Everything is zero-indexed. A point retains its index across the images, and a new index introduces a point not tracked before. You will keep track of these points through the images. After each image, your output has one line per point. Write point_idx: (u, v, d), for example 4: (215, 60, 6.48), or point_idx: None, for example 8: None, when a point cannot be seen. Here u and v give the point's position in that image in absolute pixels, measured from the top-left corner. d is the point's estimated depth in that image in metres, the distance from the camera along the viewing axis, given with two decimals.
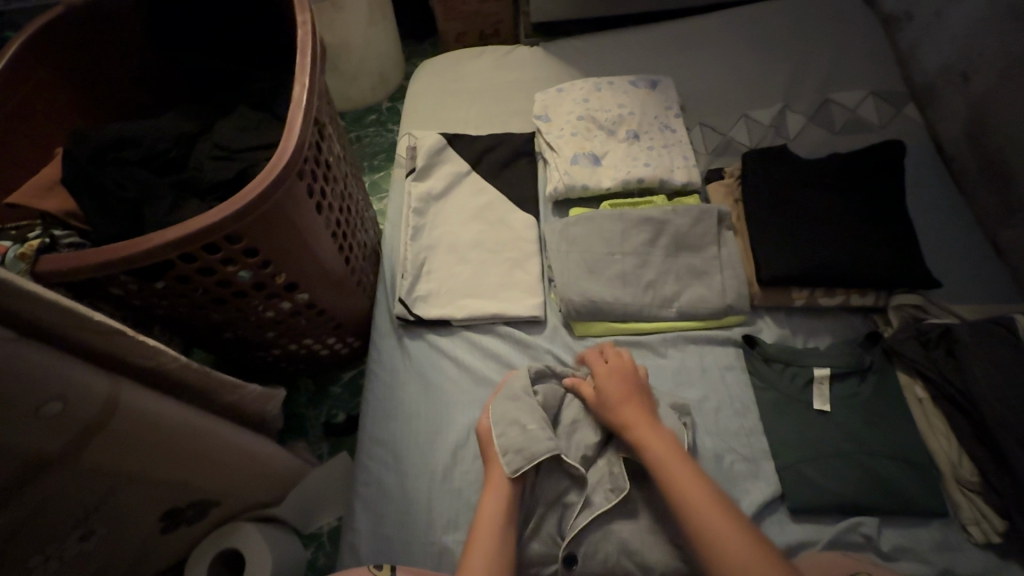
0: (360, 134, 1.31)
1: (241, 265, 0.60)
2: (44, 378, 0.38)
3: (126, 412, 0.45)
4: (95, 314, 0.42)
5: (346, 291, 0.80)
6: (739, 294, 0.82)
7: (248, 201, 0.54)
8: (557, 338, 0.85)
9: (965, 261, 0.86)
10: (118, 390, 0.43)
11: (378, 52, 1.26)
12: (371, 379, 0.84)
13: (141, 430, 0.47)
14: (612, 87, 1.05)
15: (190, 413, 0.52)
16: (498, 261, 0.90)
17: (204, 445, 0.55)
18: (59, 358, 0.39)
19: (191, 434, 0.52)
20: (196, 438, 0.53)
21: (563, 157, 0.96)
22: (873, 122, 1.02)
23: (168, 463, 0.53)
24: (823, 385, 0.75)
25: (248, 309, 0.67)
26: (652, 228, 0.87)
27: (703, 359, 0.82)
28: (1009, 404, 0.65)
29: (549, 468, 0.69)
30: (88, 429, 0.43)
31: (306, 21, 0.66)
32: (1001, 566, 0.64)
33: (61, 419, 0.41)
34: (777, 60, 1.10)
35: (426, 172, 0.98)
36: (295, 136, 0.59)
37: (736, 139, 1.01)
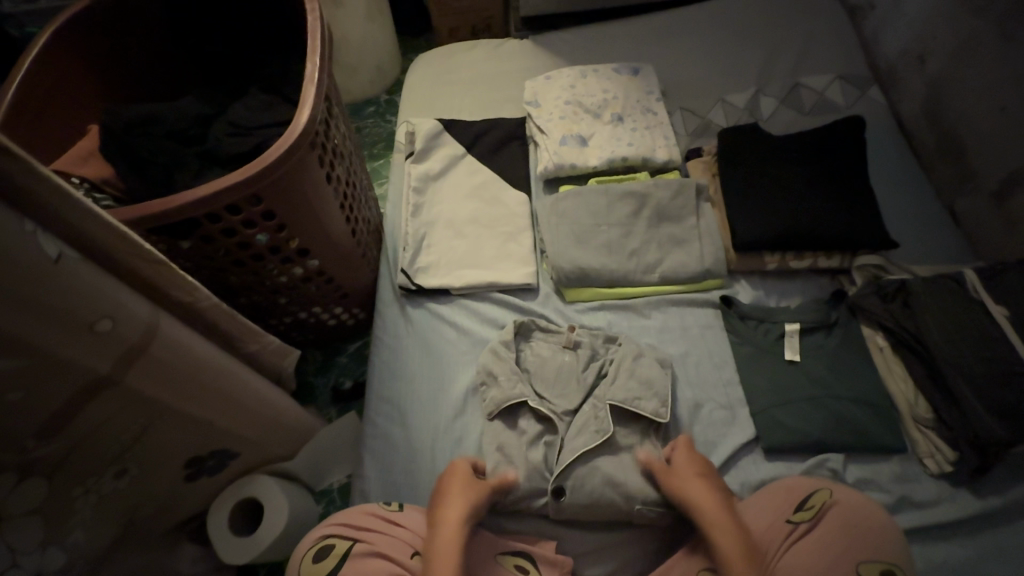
0: (360, 125, 1.37)
1: (258, 227, 0.66)
2: (97, 295, 0.44)
3: (165, 340, 0.50)
4: (137, 245, 0.48)
5: (353, 262, 0.87)
6: (716, 259, 0.89)
7: (265, 165, 0.60)
8: (549, 303, 0.91)
9: (925, 227, 0.94)
10: (157, 318, 0.49)
11: (375, 47, 1.32)
12: (375, 344, 0.90)
13: (177, 361, 0.53)
14: (597, 74, 1.12)
15: (217, 352, 0.57)
16: (493, 235, 0.96)
17: (229, 386, 0.60)
18: (110, 281, 0.45)
19: (218, 373, 0.58)
20: (221, 377, 0.59)
21: (552, 139, 1.03)
22: (840, 104, 1.09)
23: (198, 402, 0.59)
24: (793, 338, 0.82)
25: (263, 273, 0.73)
26: (635, 201, 0.93)
27: (684, 320, 0.88)
28: (955, 345, 0.72)
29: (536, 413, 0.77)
30: (133, 353, 0.49)
31: (315, 7, 0.72)
32: (952, 492, 0.71)
33: (111, 338, 0.46)
34: (751, 47, 1.18)
35: (424, 155, 1.05)
36: (308, 108, 0.65)
37: (713, 121, 1.09)
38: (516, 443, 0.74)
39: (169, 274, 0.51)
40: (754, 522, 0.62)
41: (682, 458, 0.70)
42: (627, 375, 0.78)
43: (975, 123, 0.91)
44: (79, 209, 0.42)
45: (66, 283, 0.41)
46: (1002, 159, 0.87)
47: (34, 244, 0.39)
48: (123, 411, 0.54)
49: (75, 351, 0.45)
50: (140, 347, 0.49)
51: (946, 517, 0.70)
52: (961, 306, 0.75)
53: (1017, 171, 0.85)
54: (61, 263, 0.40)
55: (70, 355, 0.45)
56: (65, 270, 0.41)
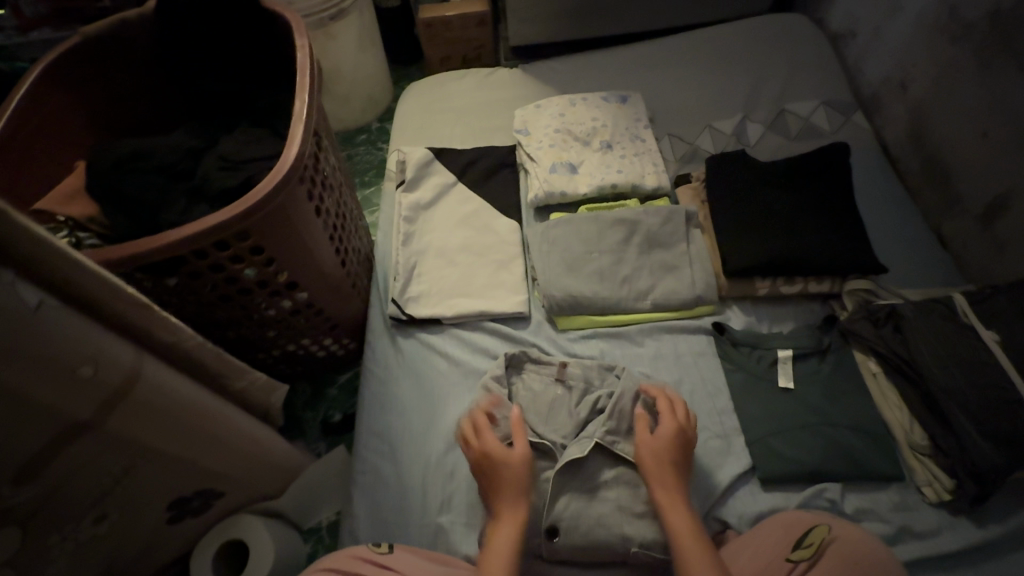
0: (351, 153, 1.38)
1: (246, 262, 0.66)
2: (81, 343, 0.43)
3: (148, 383, 0.49)
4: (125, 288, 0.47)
5: (342, 293, 0.86)
6: (707, 285, 0.89)
7: (256, 200, 0.60)
8: (541, 332, 0.91)
9: (914, 250, 0.94)
10: (138, 361, 0.48)
11: (366, 76, 1.34)
12: (365, 375, 0.89)
13: (160, 403, 0.51)
14: (586, 102, 1.13)
15: (201, 393, 0.56)
16: (485, 263, 0.96)
17: (213, 428, 0.59)
18: (93, 327, 0.44)
19: (202, 415, 0.56)
20: (206, 420, 0.57)
21: (543, 166, 1.04)
22: (825, 129, 1.11)
23: (182, 443, 0.57)
24: (786, 364, 0.82)
25: (251, 307, 0.72)
26: (626, 228, 0.94)
27: (676, 347, 0.88)
28: (948, 370, 0.72)
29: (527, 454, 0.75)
30: (113, 397, 0.47)
31: (307, 44, 0.73)
32: (952, 521, 0.70)
33: (92, 383, 0.45)
34: (736, 73, 1.20)
35: (414, 184, 1.05)
36: (297, 144, 0.65)
37: (701, 147, 1.11)
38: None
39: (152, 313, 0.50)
40: (755, 562, 0.61)
41: (659, 491, 0.66)
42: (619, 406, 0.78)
43: (957, 147, 0.93)
44: (60, 253, 0.41)
45: (48, 331, 0.40)
46: (986, 182, 0.88)
47: (14, 294, 0.38)
48: (104, 453, 0.52)
49: (56, 400, 0.44)
50: (121, 391, 0.48)
51: (947, 548, 0.68)
52: (952, 331, 0.75)
53: (1000, 194, 0.86)
54: (42, 311, 0.40)
55: (49, 400, 0.44)
56: (46, 318, 0.40)
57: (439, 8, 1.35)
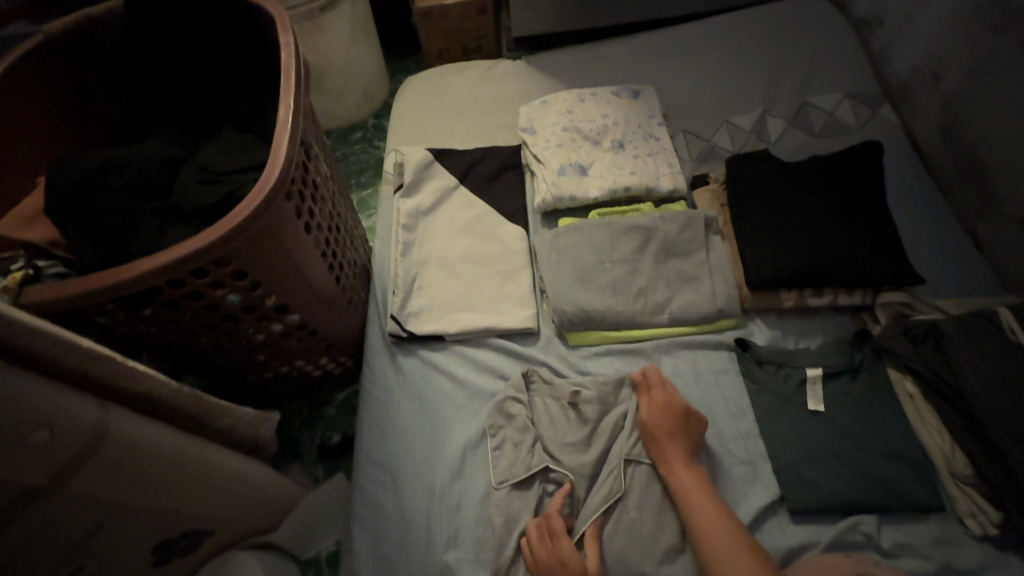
0: (347, 152, 1.31)
1: (229, 288, 0.60)
2: (32, 405, 0.38)
3: (118, 439, 0.45)
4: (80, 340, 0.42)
5: (338, 310, 0.80)
6: (729, 298, 0.83)
7: (236, 223, 0.54)
8: (551, 348, 0.85)
9: (950, 257, 0.88)
10: (103, 417, 0.43)
11: (360, 70, 1.27)
12: (364, 397, 0.83)
13: (132, 459, 0.47)
14: (595, 98, 1.06)
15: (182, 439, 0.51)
16: (490, 274, 0.91)
17: (195, 474, 0.54)
18: (47, 386, 0.39)
19: (183, 463, 0.51)
20: (186, 468, 0.52)
21: (550, 168, 0.97)
22: (851, 124, 1.04)
23: (161, 492, 0.52)
24: (815, 385, 0.76)
25: (238, 332, 0.67)
26: (641, 236, 0.88)
27: (696, 364, 0.82)
28: (995, 394, 0.66)
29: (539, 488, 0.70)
30: (76, 459, 0.43)
31: (291, 42, 0.66)
32: (998, 557, 0.65)
33: (51, 447, 0.41)
34: (755, 64, 1.13)
35: (413, 188, 0.98)
36: (282, 156, 0.58)
37: (718, 144, 1.04)
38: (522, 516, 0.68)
39: (115, 364, 0.45)
40: None
41: (667, 448, 0.69)
42: (636, 431, 0.72)
43: (997, 145, 0.86)
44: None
45: None
46: None
47: None
48: (74, 510, 0.48)
49: (9, 469, 0.40)
50: (85, 451, 0.43)
51: None
52: (999, 350, 0.69)
53: None
54: None
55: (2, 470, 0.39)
56: None
57: None
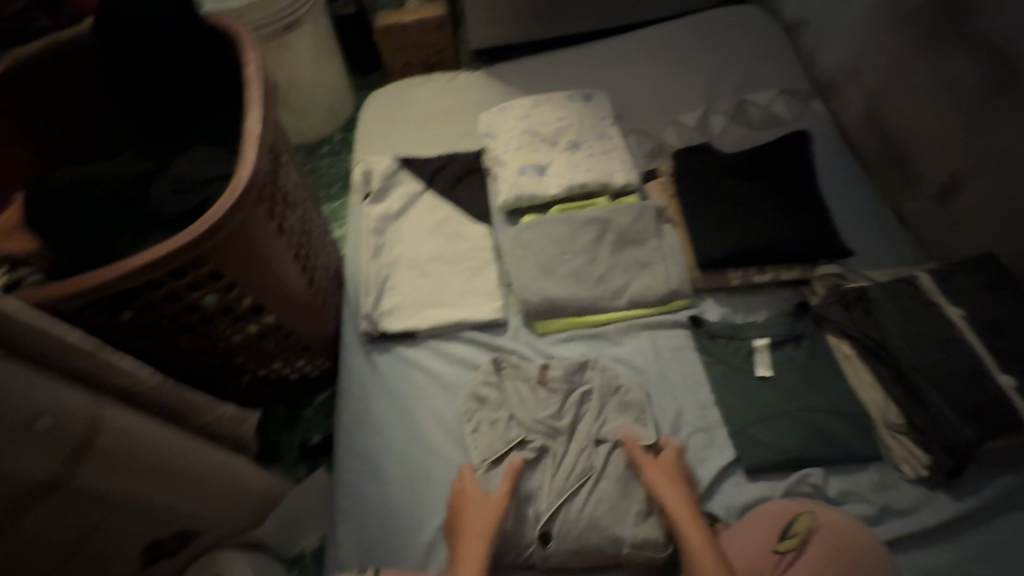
0: (315, 166, 1.35)
1: (205, 289, 0.63)
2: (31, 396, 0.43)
3: (110, 428, 0.49)
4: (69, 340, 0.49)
5: (312, 312, 0.83)
6: (681, 279, 0.90)
7: (212, 226, 0.58)
8: (519, 338, 0.90)
9: (878, 233, 0.96)
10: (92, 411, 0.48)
11: (325, 87, 1.31)
12: (343, 395, 0.86)
13: (123, 449, 0.51)
14: (550, 102, 1.12)
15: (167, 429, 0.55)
16: (458, 271, 0.95)
17: (181, 469, 0.57)
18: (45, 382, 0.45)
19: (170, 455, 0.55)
20: (174, 460, 0.56)
21: (510, 170, 1.03)
22: (785, 117, 1.13)
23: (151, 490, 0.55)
24: (763, 353, 0.82)
25: (216, 334, 0.70)
26: (598, 227, 0.94)
27: (655, 342, 0.87)
28: (916, 348, 0.74)
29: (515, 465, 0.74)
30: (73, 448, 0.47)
31: (254, 61, 0.71)
32: (931, 496, 0.72)
33: (53, 435, 0.45)
34: (696, 66, 1.21)
35: (381, 195, 1.03)
36: (252, 162, 0.62)
37: (667, 141, 1.11)
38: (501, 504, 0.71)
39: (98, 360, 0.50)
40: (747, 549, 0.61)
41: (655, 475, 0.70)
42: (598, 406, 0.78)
43: (912, 129, 0.96)
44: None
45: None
46: (941, 162, 0.91)
47: None
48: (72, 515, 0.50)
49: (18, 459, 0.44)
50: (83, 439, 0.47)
51: (929, 524, 0.70)
52: (919, 309, 0.76)
53: (956, 173, 0.89)
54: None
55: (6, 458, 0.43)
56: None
57: (397, 14, 1.33)
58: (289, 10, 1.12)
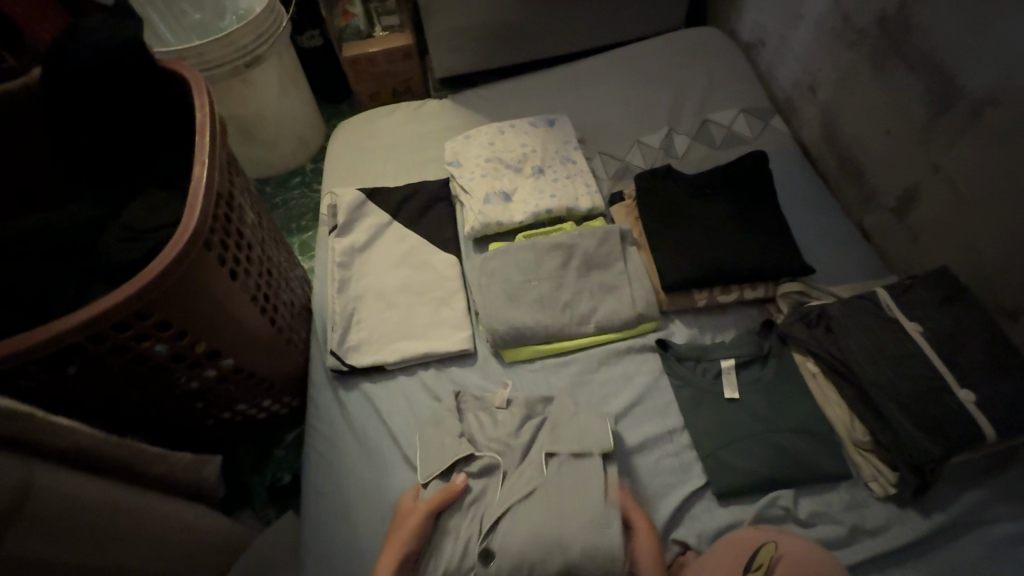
0: (286, 198, 1.36)
1: (155, 339, 0.62)
2: None
3: (40, 490, 0.46)
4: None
5: (274, 351, 0.82)
6: (648, 302, 0.90)
7: (155, 276, 0.57)
8: (487, 368, 0.89)
9: (840, 247, 0.97)
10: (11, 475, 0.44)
11: (292, 119, 1.31)
12: (309, 434, 0.85)
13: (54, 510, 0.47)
14: (514, 129, 1.13)
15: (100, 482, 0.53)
16: (425, 302, 0.95)
17: (125, 521, 0.55)
18: None
19: (108, 508, 0.53)
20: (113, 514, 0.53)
21: (476, 198, 1.03)
22: (746, 136, 1.14)
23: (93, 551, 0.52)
24: (730, 374, 0.82)
25: (170, 383, 0.69)
26: (563, 253, 0.94)
27: (624, 367, 0.87)
28: (878, 365, 0.74)
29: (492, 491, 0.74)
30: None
31: (206, 104, 0.70)
32: (901, 514, 0.71)
33: None
34: (658, 88, 1.23)
35: (347, 227, 1.03)
36: (199, 209, 0.62)
37: (632, 163, 1.12)
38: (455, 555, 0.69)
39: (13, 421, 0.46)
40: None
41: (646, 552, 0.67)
42: (567, 437, 0.77)
43: (867, 144, 0.98)
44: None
45: None
46: (896, 177, 0.93)
47: None
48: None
49: None
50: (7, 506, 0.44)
51: (899, 542, 0.69)
52: (879, 325, 0.77)
53: (910, 187, 0.90)
54: None
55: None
56: None
57: (363, 45, 1.34)
58: (254, 45, 1.11)
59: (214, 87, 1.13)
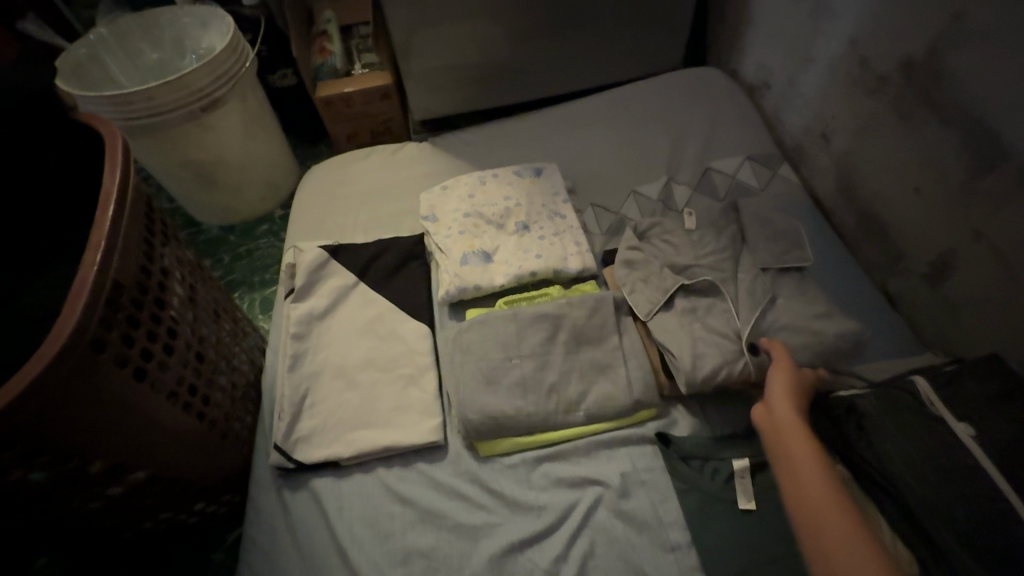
0: (252, 248, 1.25)
1: (26, 467, 0.50)
2: None
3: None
4: None
5: (204, 451, 0.69)
6: (646, 386, 0.78)
7: (9, 402, 0.44)
8: (459, 464, 0.76)
9: (865, 316, 0.86)
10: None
11: (260, 164, 1.22)
12: (248, 547, 0.72)
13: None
14: (498, 179, 1.03)
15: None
16: (391, 382, 0.83)
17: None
18: None
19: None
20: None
21: (452, 258, 0.92)
22: (753, 186, 1.03)
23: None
24: (744, 479, 0.69)
25: (60, 506, 0.56)
26: (549, 325, 0.82)
27: (619, 464, 0.74)
28: (924, 476, 0.60)
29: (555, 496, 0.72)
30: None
31: (117, 166, 0.59)
32: None
33: None
34: (656, 133, 1.14)
35: (306, 291, 0.91)
36: (82, 307, 0.48)
37: (627, 216, 1.02)
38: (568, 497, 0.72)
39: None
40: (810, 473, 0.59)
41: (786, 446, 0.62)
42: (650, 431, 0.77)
43: (891, 202, 0.87)
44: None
45: None
46: (926, 241, 0.82)
47: None
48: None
49: None
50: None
51: None
52: (921, 424, 0.64)
53: (944, 253, 0.79)
54: None
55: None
56: None
57: (337, 85, 1.25)
58: (210, 87, 1.01)
59: (166, 133, 1.02)
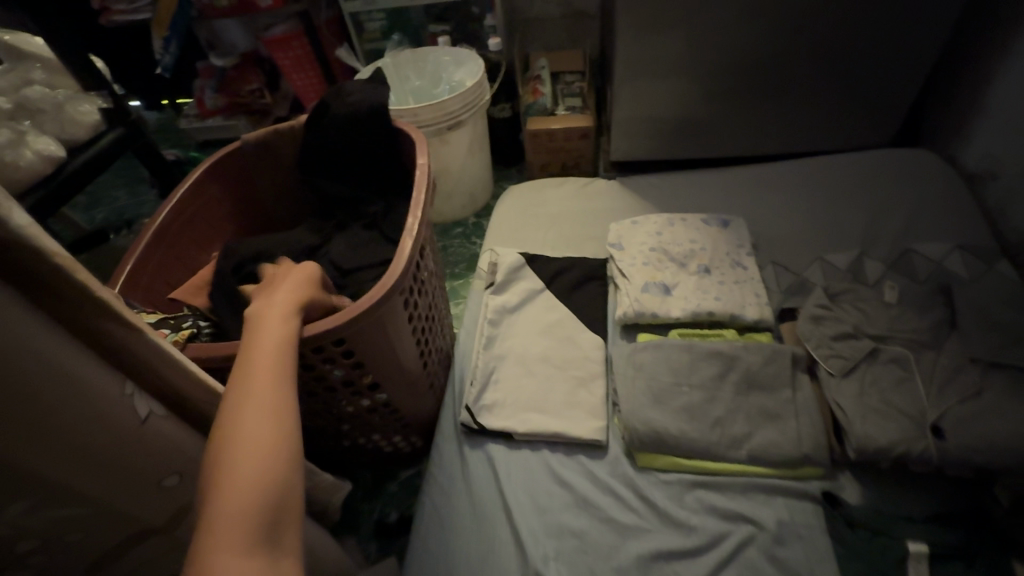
0: (447, 244, 1.46)
1: (336, 364, 0.68)
2: (159, 453, 0.43)
3: (144, 438, 0.42)
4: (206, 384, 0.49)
5: (418, 393, 0.85)
6: (816, 444, 0.78)
7: (359, 312, 0.63)
8: (617, 468, 0.83)
9: None
10: (130, 396, 0.40)
11: (470, 178, 1.44)
12: (429, 484, 0.86)
13: (159, 459, 0.44)
14: (685, 223, 1.11)
15: (258, 434, 0.43)
16: (564, 379, 0.93)
17: (227, 482, 0.40)
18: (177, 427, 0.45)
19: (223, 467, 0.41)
20: (219, 486, 0.40)
21: (634, 284, 1.01)
22: (961, 275, 0.98)
23: (212, 540, 0.37)
24: (920, 565, 0.67)
25: (332, 402, 0.75)
26: (722, 363, 0.87)
27: (776, 512, 0.76)
28: None
29: (706, 522, 0.76)
30: (96, 443, 0.39)
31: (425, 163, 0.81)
32: None
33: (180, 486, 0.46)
34: (852, 205, 1.14)
35: (503, 287, 1.06)
36: (404, 261, 0.68)
37: (810, 279, 1.03)
38: (719, 526, 0.75)
39: (155, 348, 0.42)
40: None
41: None
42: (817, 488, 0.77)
43: None
44: (23, 245, 0.33)
45: (144, 442, 0.42)
46: None
47: (129, 407, 0.40)
48: (53, 525, 0.41)
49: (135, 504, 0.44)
50: (116, 460, 0.41)
51: None
52: None
53: None
54: (147, 423, 0.42)
55: (21, 466, 0.36)
56: (149, 430, 0.42)
57: (547, 121, 1.43)
58: (457, 112, 1.25)
59: None
